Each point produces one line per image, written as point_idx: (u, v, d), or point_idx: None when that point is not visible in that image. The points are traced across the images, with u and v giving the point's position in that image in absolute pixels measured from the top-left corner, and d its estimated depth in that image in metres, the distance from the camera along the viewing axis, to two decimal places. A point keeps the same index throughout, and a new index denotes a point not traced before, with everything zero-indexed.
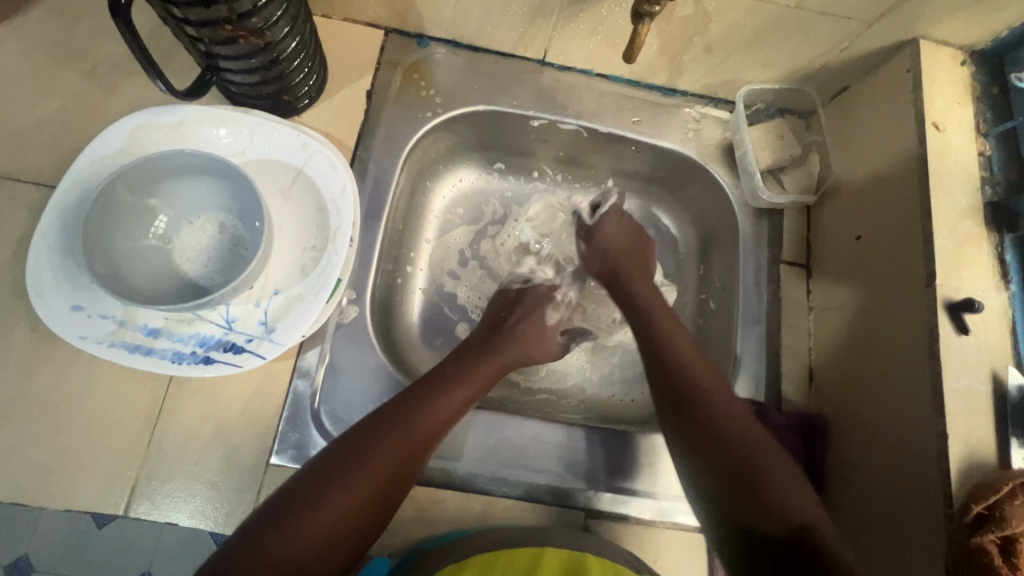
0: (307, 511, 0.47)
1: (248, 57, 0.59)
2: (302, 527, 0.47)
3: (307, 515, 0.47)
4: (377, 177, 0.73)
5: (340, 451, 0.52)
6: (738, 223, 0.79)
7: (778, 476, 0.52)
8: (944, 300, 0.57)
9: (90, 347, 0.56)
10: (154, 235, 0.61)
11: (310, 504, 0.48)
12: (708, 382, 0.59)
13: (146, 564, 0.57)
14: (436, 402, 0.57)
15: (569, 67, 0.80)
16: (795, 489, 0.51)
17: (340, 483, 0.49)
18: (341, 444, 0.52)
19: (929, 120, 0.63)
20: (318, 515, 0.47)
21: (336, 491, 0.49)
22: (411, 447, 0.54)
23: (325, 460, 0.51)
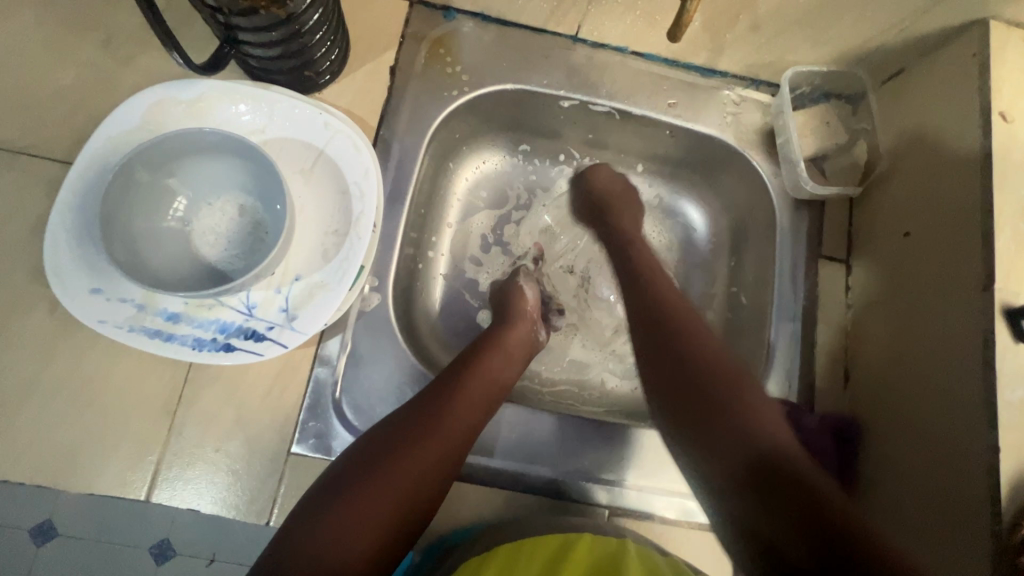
0: (347, 519, 0.47)
1: (268, 30, 0.56)
2: (344, 537, 0.46)
3: (346, 522, 0.47)
4: (401, 158, 0.70)
5: (371, 456, 0.51)
6: (776, 214, 0.76)
7: (761, 417, 0.49)
8: (1002, 305, 0.54)
9: (110, 332, 0.55)
10: (172, 217, 0.59)
11: (349, 511, 0.47)
12: (689, 321, 0.57)
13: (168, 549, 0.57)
14: (461, 401, 0.56)
15: (602, 44, 0.76)
16: (779, 429, 0.48)
17: (377, 488, 0.49)
18: (372, 449, 0.52)
19: (996, 110, 0.58)
20: (357, 523, 0.47)
21: (375, 497, 0.48)
22: (442, 451, 0.53)
23: (360, 465, 0.50)
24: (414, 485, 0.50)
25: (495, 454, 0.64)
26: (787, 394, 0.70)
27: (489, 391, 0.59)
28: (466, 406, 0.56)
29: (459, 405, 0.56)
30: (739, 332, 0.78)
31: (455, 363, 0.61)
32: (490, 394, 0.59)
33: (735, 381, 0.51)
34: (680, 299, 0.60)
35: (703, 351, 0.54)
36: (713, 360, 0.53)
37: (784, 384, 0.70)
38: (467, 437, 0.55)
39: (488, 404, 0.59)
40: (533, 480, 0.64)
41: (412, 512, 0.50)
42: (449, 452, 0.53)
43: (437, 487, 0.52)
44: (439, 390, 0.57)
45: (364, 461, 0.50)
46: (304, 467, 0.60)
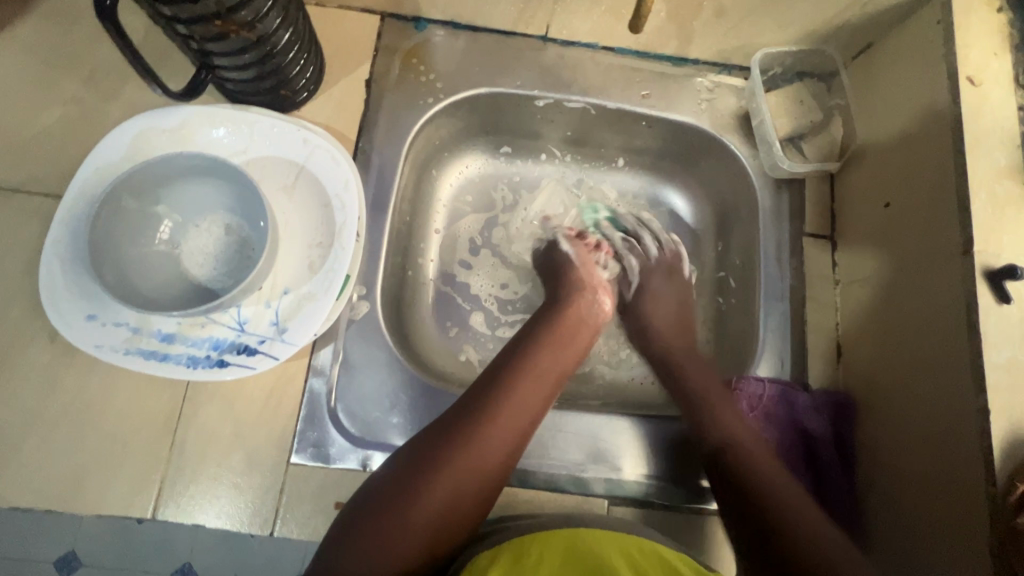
0: (393, 525, 0.48)
1: (240, 53, 0.59)
2: (391, 545, 0.47)
3: (394, 526, 0.48)
4: (380, 169, 0.72)
5: (419, 464, 0.50)
6: (756, 195, 0.76)
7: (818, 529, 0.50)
8: (983, 267, 0.54)
9: (107, 355, 0.57)
10: (163, 241, 0.60)
11: (389, 522, 0.48)
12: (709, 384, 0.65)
13: (185, 558, 0.58)
14: (509, 410, 0.54)
15: (572, 42, 0.77)
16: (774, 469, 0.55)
17: (420, 499, 0.49)
18: (419, 457, 0.51)
19: (963, 75, 0.58)
20: (406, 534, 0.48)
21: (424, 504, 0.49)
22: (489, 460, 0.51)
23: (406, 471, 0.50)
24: (461, 497, 0.50)
25: None
26: (780, 373, 0.70)
27: (537, 392, 0.57)
28: (516, 404, 0.54)
29: (508, 414, 0.54)
30: (730, 316, 0.78)
31: (502, 363, 0.58)
32: (540, 396, 0.57)
33: (786, 505, 0.51)
34: (732, 406, 0.62)
35: (762, 474, 0.54)
36: (771, 478, 0.54)
37: (777, 364, 0.70)
38: (517, 444, 0.54)
39: (537, 406, 0.56)
40: (532, 475, 0.65)
41: (459, 522, 0.50)
42: (497, 460, 0.52)
43: (480, 500, 0.51)
44: (485, 392, 0.55)
45: (413, 467, 0.50)
46: (304, 476, 0.61)
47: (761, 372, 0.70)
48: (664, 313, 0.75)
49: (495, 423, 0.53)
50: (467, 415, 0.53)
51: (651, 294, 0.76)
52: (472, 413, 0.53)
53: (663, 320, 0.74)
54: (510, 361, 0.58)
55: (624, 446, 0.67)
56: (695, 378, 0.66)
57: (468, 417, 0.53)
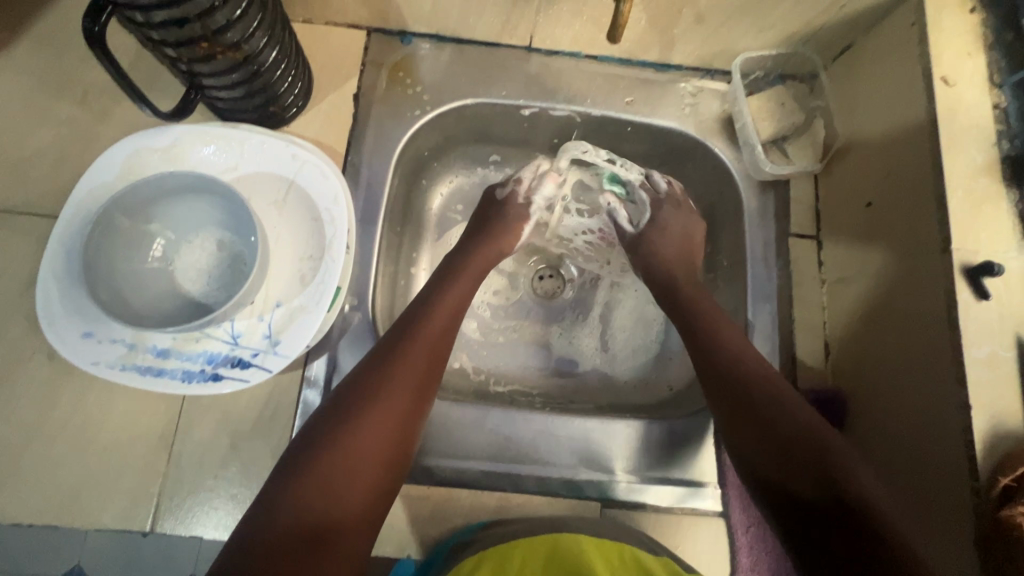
0: (318, 491, 0.47)
1: (228, 73, 0.60)
2: (316, 504, 0.47)
3: (317, 488, 0.48)
4: (370, 181, 0.73)
5: (326, 427, 0.51)
6: (741, 197, 0.77)
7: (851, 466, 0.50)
8: (961, 264, 0.55)
9: (103, 372, 0.58)
10: (155, 258, 0.62)
11: (315, 489, 0.47)
12: (727, 334, 0.61)
13: (192, 566, 0.59)
14: (410, 357, 0.56)
15: (556, 51, 0.78)
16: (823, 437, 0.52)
17: (338, 460, 0.49)
18: (326, 422, 0.51)
19: (937, 75, 0.59)
20: (331, 494, 0.48)
21: (341, 465, 0.49)
22: (397, 413, 0.53)
23: (314, 437, 0.51)
24: (379, 449, 0.51)
25: (483, 457, 0.66)
26: None
27: (436, 343, 0.59)
28: (413, 355, 0.57)
29: (409, 360, 0.56)
30: None
31: (398, 325, 0.60)
32: (437, 346, 0.59)
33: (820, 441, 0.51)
34: (741, 340, 0.61)
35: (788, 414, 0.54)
36: (795, 414, 0.54)
37: (765, 363, 0.71)
38: (423, 394, 0.56)
39: (437, 356, 0.59)
40: (525, 480, 0.65)
41: (387, 468, 0.52)
42: (404, 411, 0.54)
43: (399, 453, 0.53)
44: (387, 352, 0.56)
45: (323, 433, 0.51)
46: None
47: None
48: (676, 266, 0.72)
49: (398, 376, 0.55)
50: (369, 375, 0.54)
51: (665, 227, 0.74)
52: (376, 372, 0.55)
53: (669, 253, 0.73)
54: (405, 320, 0.60)
55: (616, 449, 0.67)
56: (720, 330, 0.62)
57: (372, 376, 0.54)
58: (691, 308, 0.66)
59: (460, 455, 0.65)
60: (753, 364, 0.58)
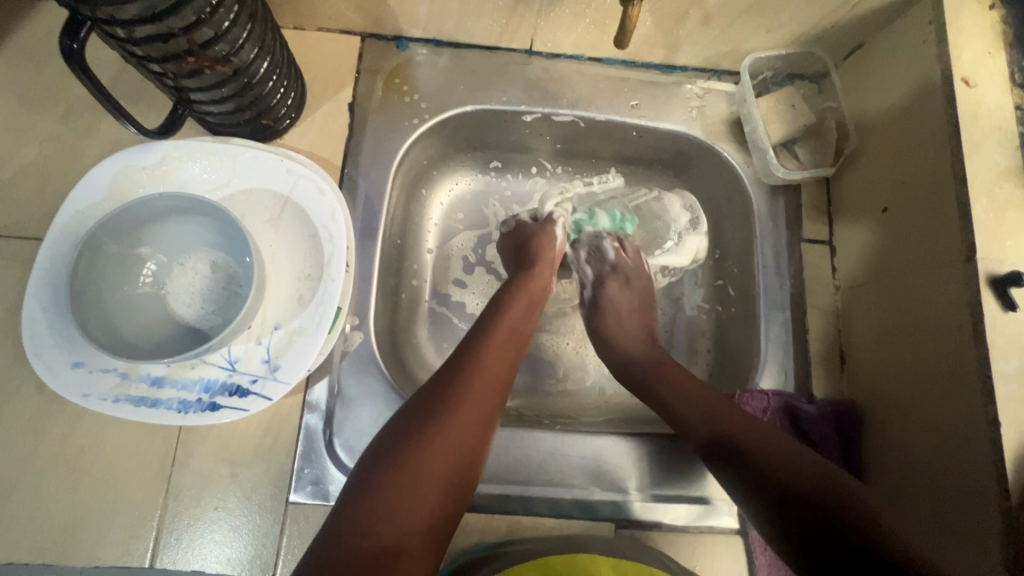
0: (397, 496, 0.44)
1: (217, 87, 0.57)
2: (394, 510, 0.43)
3: (382, 500, 0.43)
4: (368, 194, 0.70)
5: (395, 438, 0.47)
6: (751, 202, 0.75)
7: (838, 480, 0.47)
8: (986, 274, 0.53)
9: (95, 404, 0.55)
10: (147, 282, 0.59)
11: (393, 494, 0.44)
12: (683, 380, 0.61)
13: None
14: (488, 359, 0.55)
15: (558, 55, 0.76)
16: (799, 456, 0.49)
17: (420, 460, 0.46)
18: (397, 432, 0.48)
19: (957, 76, 0.57)
20: (400, 507, 0.43)
21: (423, 466, 0.45)
22: (478, 413, 0.51)
23: (382, 449, 0.47)
24: (450, 462, 0.47)
25: (492, 480, 0.64)
26: (784, 384, 0.69)
27: (505, 361, 0.56)
28: (492, 358, 0.55)
29: (488, 362, 0.55)
30: (729, 325, 0.77)
31: (466, 340, 0.57)
32: (506, 364, 0.56)
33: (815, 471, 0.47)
34: (718, 397, 0.58)
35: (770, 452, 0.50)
36: (782, 453, 0.50)
37: (780, 374, 0.69)
38: (494, 409, 0.52)
39: (506, 375, 0.56)
40: (536, 501, 0.64)
41: (465, 473, 0.48)
42: (485, 412, 0.51)
43: (478, 458, 0.49)
44: (457, 364, 0.54)
45: (400, 434, 0.47)
46: (303, 515, 0.59)
47: (764, 384, 0.69)
48: (638, 345, 0.69)
49: (478, 377, 0.53)
50: (445, 377, 0.52)
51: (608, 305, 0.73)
52: (452, 373, 0.53)
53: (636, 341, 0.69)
54: (474, 336, 0.58)
55: (628, 468, 0.65)
56: (671, 376, 0.62)
57: (448, 377, 0.52)
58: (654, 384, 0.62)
59: None
60: (713, 402, 0.57)
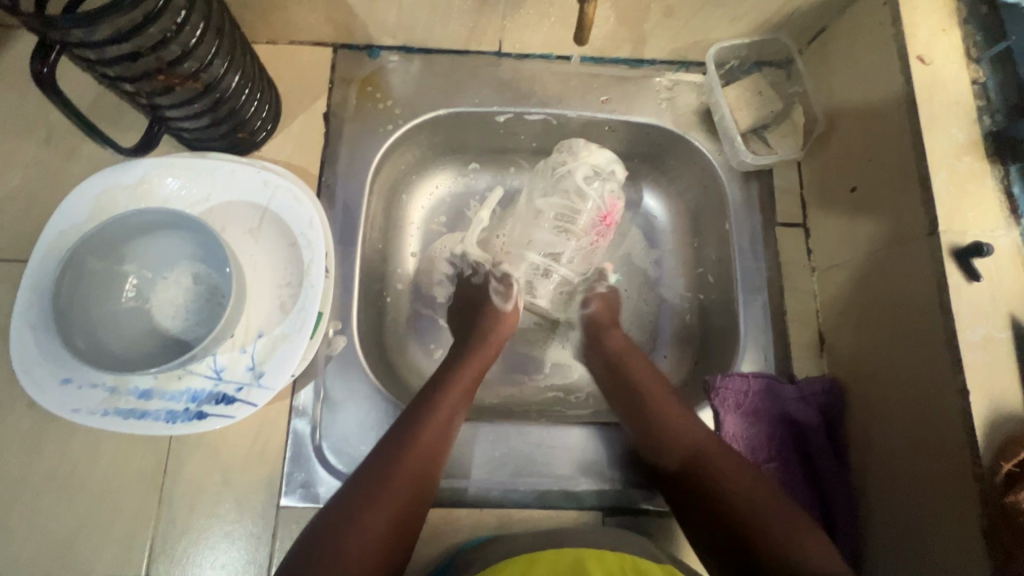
0: (352, 539, 0.48)
1: (191, 103, 0.59)
2: (350, 552, 0.47)
3: (342, 546, 0.47)
4: (346, 201, 0.71)
5: (353, 490, 0.51)
6: (725, 188, 0.76)
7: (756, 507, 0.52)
8: (950, 246, 0.54)
9: (85, 419, 0.57)
10: (130, 298, 0.60)
11: (349, 536, 0.48)
12: (654, 391, 0.64)
13: None
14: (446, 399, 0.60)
15: (527, 54, 0.77)
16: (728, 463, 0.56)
17: (375, 504, 0.50)
18: (353, 487, 0.51)
19: (913, 54, 0.58)
20: (354, 548, 0.47)
21: (378, 513, 0.50)
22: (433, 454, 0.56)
23: (332, 510, 0.50)
24: (400, 515, 0.51)
25: (480, 475, 0.65)
26: (764, 367, 0.70)
27: (459, 405, 0.61)
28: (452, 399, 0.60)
29: (445, 403, 0.59)
30: (711, 312, 0.77)
31: (426, 385, 0.62)
32: (456, 416, 0.60)
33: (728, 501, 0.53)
34: (662, 393, 0.64)
35: (744, 494, 0.53)
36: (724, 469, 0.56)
37: (760, 357, 0.70)
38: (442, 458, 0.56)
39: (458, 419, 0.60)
40: (525, 494, 0.65)
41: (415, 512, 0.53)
42: (438, 454, 0.56)
43: (427, 499, 0.54)
44: (417, 413, 0.58)
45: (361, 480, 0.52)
46: (294, 519, 0.60)
47: (745, 367, 0.70)
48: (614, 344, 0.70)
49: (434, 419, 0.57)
50: (408, 420, 0.57)
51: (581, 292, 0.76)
52: (415, 415, 0.57)
53: (642, 369, 0.67)
54: (428, 390, 0.61)
55: (616, 457, 0.66)
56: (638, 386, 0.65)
57: (412, 419, 0.57)
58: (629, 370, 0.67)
59: (456, 473, 0.64)
60: (669, 418, 0.61)
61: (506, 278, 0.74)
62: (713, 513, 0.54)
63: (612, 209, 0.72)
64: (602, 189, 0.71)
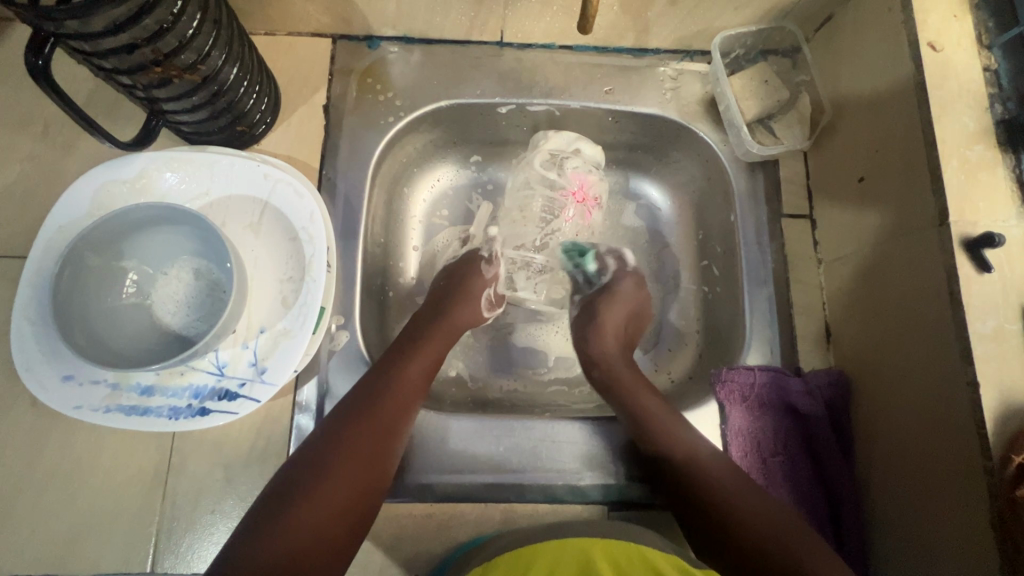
0: (310, 499, 0.48)
1: (189, 95, 0.58)
2: (306, 510, 0.47)
3: (301, 504, 0.48)
4: (347, 195, 0.71)
5: (312, 449, 0.51)
6: (730, 179, 0.75)
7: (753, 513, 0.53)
8: (960, 237, 0.53)
9: (87, 415, 0.56)
10: (130, 293, 0.60)
11: (306, 495, 0.48)
12: (643, 395, 0.63)
13: None
14: (411, 365, 0.60)
15: (529, 44, 0.76)
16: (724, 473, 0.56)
17: (332, 463, 0.50)
18: (313, 447, 0.52)
19: (923, 41, 0.57)
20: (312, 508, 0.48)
21: (336, 473, 0.50)
22: (396, 416, 0.56)
23: (293, 472, 0.50)
24: (360, 476, 0.51)
25: (485, 470, 0.64)
26: (770, 360, 0.69)
27: (426, 373, 0.61)
28: (416, 363, 0.60)
29: (410, 369, 0.59)
30: (716, 305, 0.77)
31: (391, 350, 0.62)
32: (422, 380, 0.60)
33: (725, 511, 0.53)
34: (647, 396, 0.63)
35: (743, 505, 0.53)
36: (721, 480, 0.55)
37: (766, 350, 0.69)
38: (405, 421, 0.57)
39: (423, 384, 0.60)
40: (530, 489, 0.64)
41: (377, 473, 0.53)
42: (400, 415, 0.56)
43: (390, 461, 0.54)
44: (379, 376, 0.58)
45: (321, 442, 0.52)
46: None
47: (750, 360, 0.69)
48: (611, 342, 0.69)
49: (397, 384, 0.58)
50: (371, 382, 0.57)
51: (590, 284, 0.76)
52: (378, 379, 0.57)
53: (624, 367, 0.67)
54: (392, 355, 0.61)
55: (620, 451, 0.66)
56: (629, 386, 0.65)
57: (376, 383, 0.57)
58: (614, 368, 0.67)
59: (462, 469, 0.64)
60: (660, 427, 0.60)
61: (493, 252, 0.76)
62: (708, 523, 0.54)
63: (583, 184, 0.78)
64: (566, 168, 0.77)
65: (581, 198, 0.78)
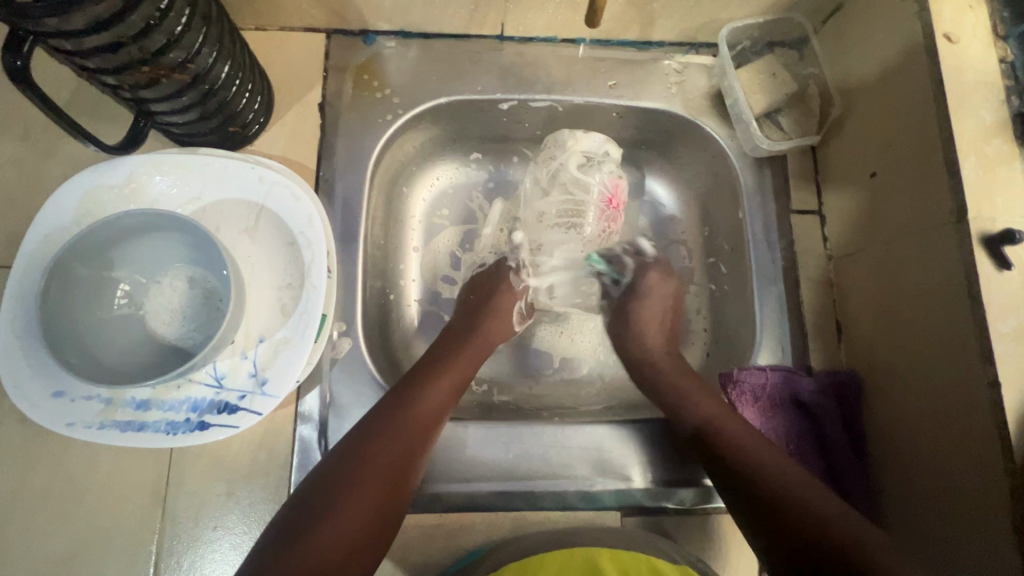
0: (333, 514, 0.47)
1: (178, 96, 0.55)
2: (331, 525, 0.46)
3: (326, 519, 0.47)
4: (345, 197, 0.68)
5: (337, 463, 0.50)
6: (738, 174, 0.73)
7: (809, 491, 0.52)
8: (979, 234, 0.52)
9: (81, 432, 0.54)
10: (123, 304, 0.57)
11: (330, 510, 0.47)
12: (687, 386, 0.63)
13: None
14: (439, 379, 0.59)
15: (531, 38, 0.74)
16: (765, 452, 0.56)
17: (358, 477, 0.49)
18: (338, 461, 0.51)
19: (939, 32, 0.56)
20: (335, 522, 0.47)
21: (360, 488, 0.49)
22: (425, 429, 0.55)
23: (315, 486, 0.49)
24: (386, 489, 0.50)
25: (494, 478, 0.63)
26: (781, 359, 0.68)
27: (456, 385, 0.60)
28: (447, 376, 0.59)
29: (439, 382, 0.58)
30: (723, 303, 0.76)
31: (421, 363, 0.61)
32: (450, 393, 0.59)
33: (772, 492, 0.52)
34: (697, 388, 0.63)
35: (782, 483, 0.53)
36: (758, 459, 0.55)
37: (776, 349, 0.68)
38: (433, 434, 0.55)
39: (453, 396, 0.59)
40: (540, 495, 0.63)
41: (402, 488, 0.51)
42: (428, 429, 0.55)
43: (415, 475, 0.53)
44: (407, 389, 0.57)
45: (346, 456, 0.51)
46: None
47: (761, 360, 0.68)
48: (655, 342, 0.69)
49: (425, 397, 0.56)
50: (398, 396, 0.56)
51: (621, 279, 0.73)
52: (406, 392, 0.56)
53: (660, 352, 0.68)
54: (422, 367, 0.60)
55: (631, 454, 0.65)
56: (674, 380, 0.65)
57: (403, 396, 0.56)
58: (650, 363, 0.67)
59: (470, 477, 0.63)
60: (702, 409, 0.61)
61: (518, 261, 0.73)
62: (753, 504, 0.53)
63: (615, 189, 0.72)
64: (600, 173, 0.71)
65: (611, 202, 0.71)
